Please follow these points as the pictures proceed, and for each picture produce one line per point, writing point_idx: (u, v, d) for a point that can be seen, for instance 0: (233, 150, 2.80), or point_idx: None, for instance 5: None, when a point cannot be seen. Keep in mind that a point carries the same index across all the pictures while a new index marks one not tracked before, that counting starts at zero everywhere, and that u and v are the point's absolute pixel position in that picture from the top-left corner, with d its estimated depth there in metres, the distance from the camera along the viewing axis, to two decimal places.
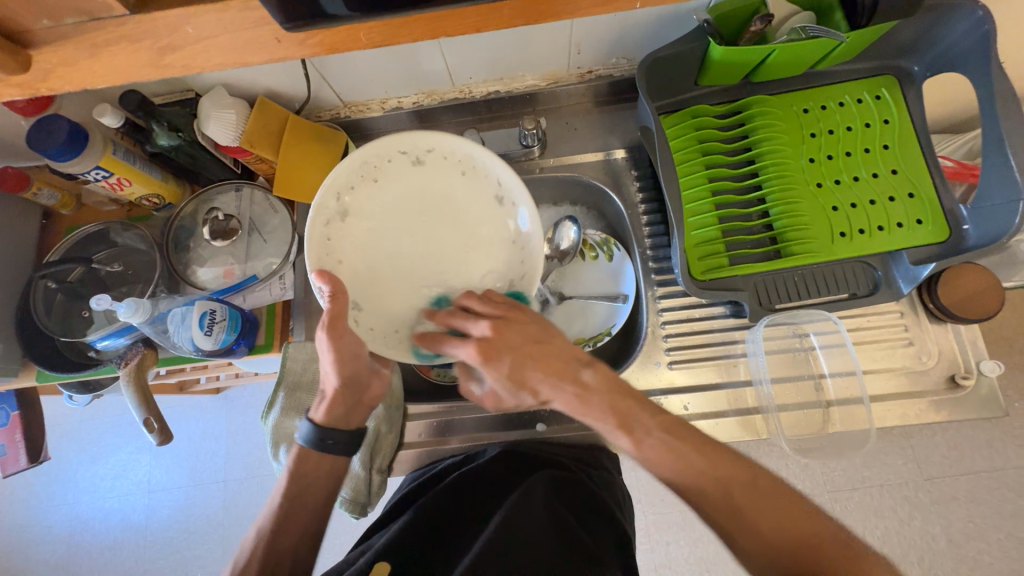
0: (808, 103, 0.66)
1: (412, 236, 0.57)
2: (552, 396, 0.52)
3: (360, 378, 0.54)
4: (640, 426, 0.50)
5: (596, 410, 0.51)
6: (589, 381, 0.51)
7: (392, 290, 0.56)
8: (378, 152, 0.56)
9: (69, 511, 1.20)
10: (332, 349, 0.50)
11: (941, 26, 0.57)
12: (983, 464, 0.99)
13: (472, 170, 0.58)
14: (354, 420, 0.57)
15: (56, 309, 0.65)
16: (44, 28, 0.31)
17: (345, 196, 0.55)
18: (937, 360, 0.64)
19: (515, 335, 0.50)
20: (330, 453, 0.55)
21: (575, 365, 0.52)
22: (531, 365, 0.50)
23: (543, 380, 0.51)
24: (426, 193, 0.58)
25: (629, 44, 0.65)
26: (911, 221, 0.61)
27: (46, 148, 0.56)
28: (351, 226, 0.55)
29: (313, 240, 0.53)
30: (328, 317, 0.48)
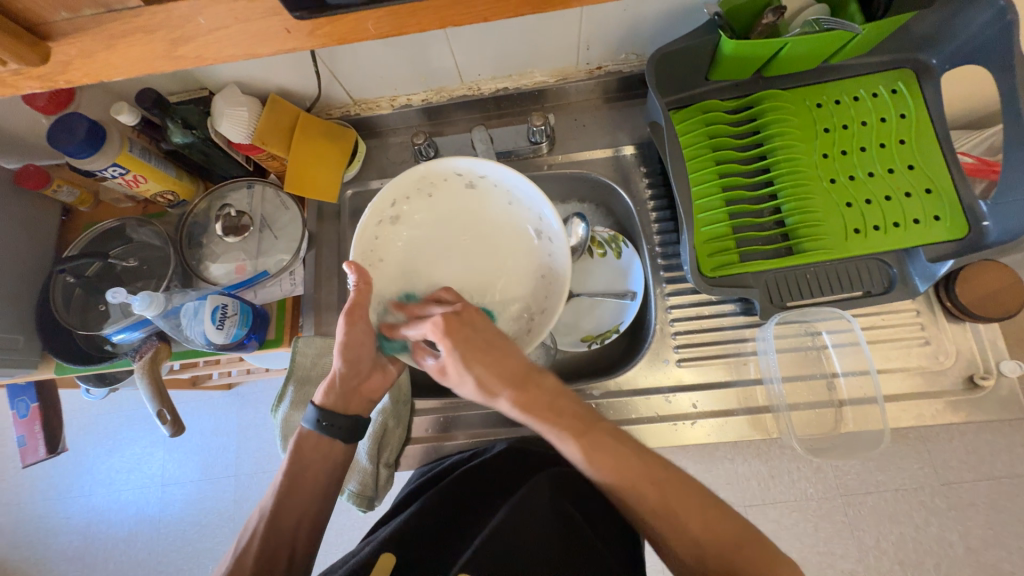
0: (822, 97, 0.65)
1: (453, 254, 0.59)
2: (497, 393, 0.48)
3: (362, 364, 0.55)
4: (592, 430, 0.48)
5: (541, 413, 0.48)
6: (544, 381, 0.49)
7: (417, 297, 0.57)
8: (439, 170, 0.58)
9: (85, 502, 1.23)
10: (343, 335, 0.52)
11: (960, 17, 0.56)
12: (1003, 470, 0.96)
13: (518, 202, 0.58)
14: (351, 405, 0.58)
15: (74, 303, 0.66)
16: (65, 20, 0.32)
17: (400, 204, 0.58)
18: (955, 359, 0.63)
19: (480, 319, 0.50)
20: (331, 436, 0.56)
21: (529, 368, 0.49)
22: (489, 356, 0.48)
23: (494, 375, 0.48)
24: (473, 214, 0.59)
25: (639, 40, 0.65)
26: (928, 217, 0.60)
27: (65, 145, 0.57)
28: (396, 231, 0.58)
29: (364, 238, 0.56)
30: (347, 305, 0.50)
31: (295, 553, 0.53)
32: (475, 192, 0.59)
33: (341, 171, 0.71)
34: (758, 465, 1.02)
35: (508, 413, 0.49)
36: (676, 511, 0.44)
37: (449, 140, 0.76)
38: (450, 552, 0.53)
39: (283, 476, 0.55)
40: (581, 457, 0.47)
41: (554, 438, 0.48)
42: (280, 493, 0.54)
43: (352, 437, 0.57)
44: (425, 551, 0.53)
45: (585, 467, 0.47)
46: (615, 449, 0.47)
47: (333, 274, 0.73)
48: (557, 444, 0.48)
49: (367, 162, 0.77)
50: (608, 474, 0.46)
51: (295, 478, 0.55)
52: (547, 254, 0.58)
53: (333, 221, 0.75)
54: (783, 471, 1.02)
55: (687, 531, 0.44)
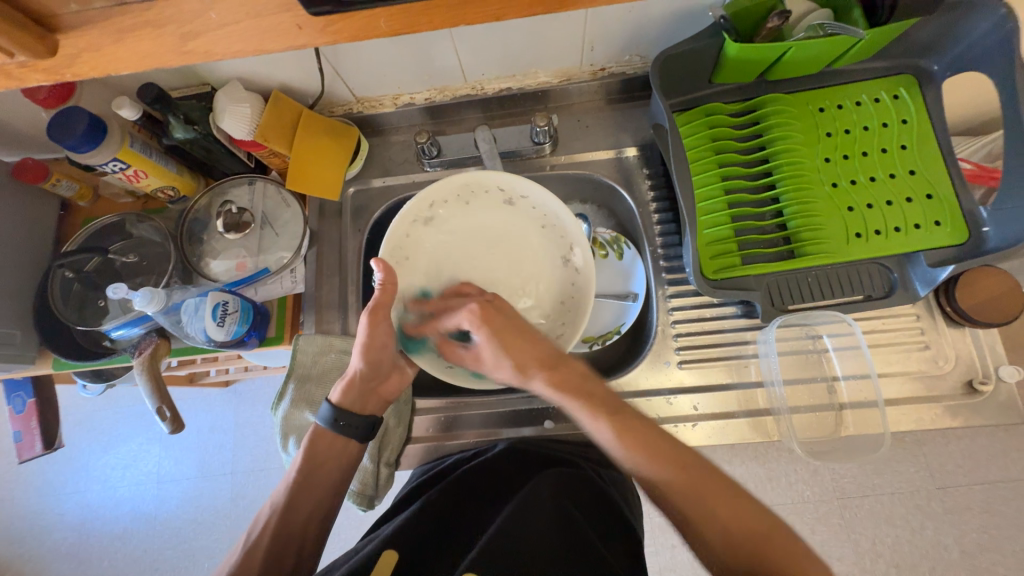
0: (825, 102, 0.65)
1: (479, 263, 0.59)
2: (532, 374, 0.51)
3: (381, 367, 0.56)
4: (622, 412, 0.48)
5: (571, 393, 0.50)
6: (573, 364, 0.52)
7: (436, 299, 0.58)
8: (481, 181, 0.59)
9: (80, 499, 1.22)
10: (366, 335, 0.52)
11: (962, 24, 0.56)
12: (998, 474, 0.97)
13: (551, 225, 0.59)
14: (368, 406, 0.58)
15: (72, 298, 0.66)
16: (72, 13, 0.32)
17: (437, 207, 0.59)
18: (954, 364, 0.63)
19: (509, 309, 0.54)
20: (342, 434, 0.56)
21: (562, 351, 0.53)
22: (524, 340, 0.52)
23: (528, 358, 0.51)
24: (506, 227, 0.60)
25: (643, 42, 0.65)
26: (929, 222, 0.60)
27: (66, 139, 0.57)
28: (427, 232, 0.59)
29: (394, 236, 0.57)
30: (371, 304, 0.51)
31: (303, 548, 0.52)
32: (511, 208, 0.60)
33: (344, 168, 0.71)
34: (755, 468, 1.02)
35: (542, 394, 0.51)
36: (709, 501, 0.43)
37: (452, 139, 0.76)
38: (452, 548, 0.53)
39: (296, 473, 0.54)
40: (613, 440, 0.47)
41: (585, 417, 0.49)
42: (292, 490, 0.54)
43: (366, 435, 0.57)
44: (427, 546, 0.53)
45: (617, 450, 0.47)
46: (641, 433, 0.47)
47: (334, 272, 0.73)
48: (591, 427, 0.49)
49: (370, 161, 0.77)
50: (643, 460, 0.45)
51: (309, 474, 0.55)
52: (570, 278, 0.59)
53: (335, 219, 0.75)
54: (780, 474, 1.02)
55: (719, 521, 0.42)
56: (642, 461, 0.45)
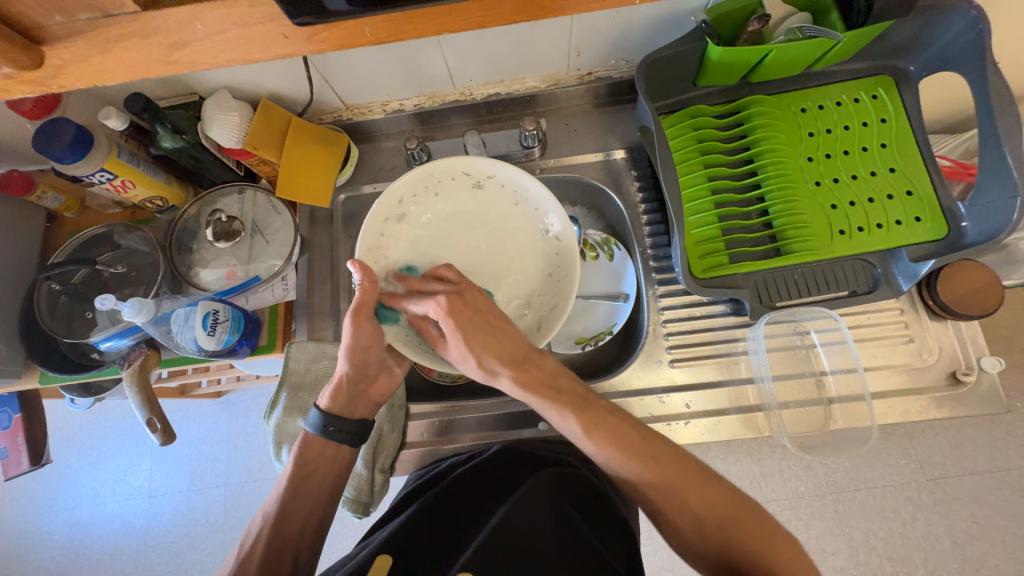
0: (806, 102, 0.66)
1: (459, 249, 0.60)
2: (498, 371, 0.50)
3: (368, 368, 0.55)
4: (591, 408, 0.48)
5: (542, 390, 0.49)
6: (543, 363, 0.51)
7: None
8: (446, 169, 0.59)
9: (69, 516, 1.20)
10: (351, 336, 0.52)
11: (935, 26, 0.58)
12: (985, 464, 0.99)
13: (524, 201, 0.60)
14: (358, 410, 0.57)
15: (59, 310, 0.65)
16: (59, 24, 0.32)
17: (408, 203, 0.59)
18: (938, 356, 0.64)
19: (483, 303, 0.52)
20: (334, 439, 0.55)
21: (530, 348, 0.52)
22: (493, 338, 0.50)
23: (494, 355, 0.50)
24: (479, 211, 0.61)
25: (628, 46, 0.66)
26: (910, 218, 0.62)
27: (51, 150, 0.56)
28: (403, 229, 0.59)
29: (369, 236, 0.57)
30: (353, 306, 0.51)
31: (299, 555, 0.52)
32: (481, 191, 0.60)
33: (334, 176, 0.71)
34: (749, 465, 1.03)
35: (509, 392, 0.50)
36: (679, 492, 0.44)
37: (442, 144, 0.76)
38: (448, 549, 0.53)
39: (290, 477, 0.53)
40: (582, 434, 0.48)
41: (554, 416, 0.49)
42: (286, 494, 0.53)
43: (356, 440, 0.56)
44: (422, 550, 0.53)
45: (585, 446, 0.47)
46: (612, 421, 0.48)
47: (325, 278, 0.73)
48: (559, 422, 0.49)
49: (360, 167, 0.77)
50: (613, 454, 0.46)
51: (304, 477, 0.54)
52: (556, 251, 0.59)
53: (326, 226, 0.75)
54: (774, 470, 1.03)
55: (690, 508, 0.44)
56: (611, 456, 0.46)
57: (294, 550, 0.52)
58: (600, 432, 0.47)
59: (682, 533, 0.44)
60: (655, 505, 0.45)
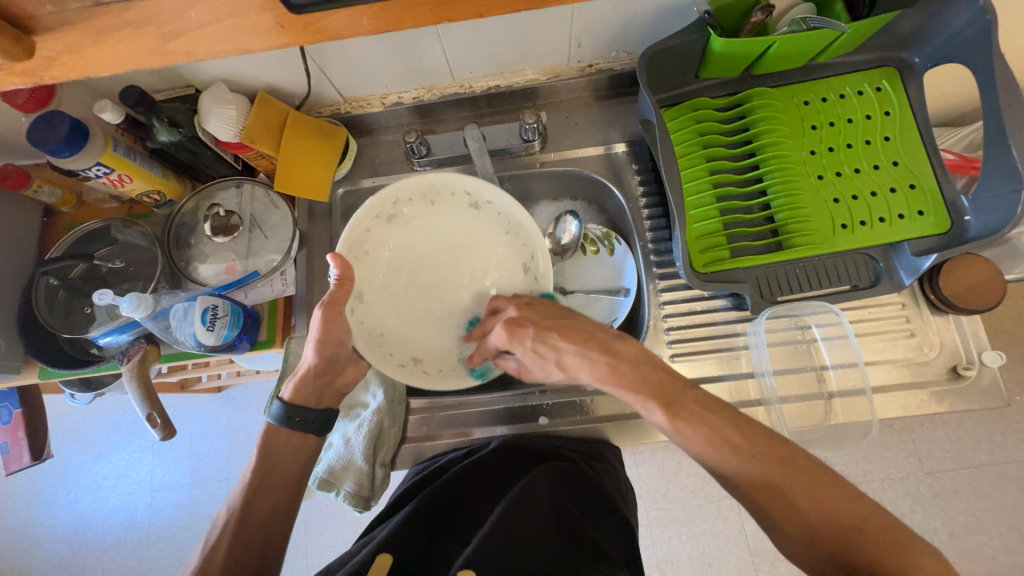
0: (809, 95, 0.66)
1: (440, 265, 0.62)
2: (577, 371, 0.51)
3: (336, 361, 0.55)
4: (677, 401, 0.48)
5: (626, 382, 0.49)
6: (623, 351, 0.51)
7: (391, 295, 0.60)
8: (448, 183, 0.61)
9: (71, 510, 1.20)
10: (320, 330, 0.51)
11: (942, 17, 0.57)
12: (984, 458, 0.99)
13: (516, 232, 0.61)
14: (322, 400, 0.57)
15: (58, 305, 0.64)
16: (50, 14, 0.32)
17: (402, 205, 0.60)
18: (939, 351, 0.64)
19: (541, 313, 0.53)
20: (296, 430, 0.55)
21: (603, 338, 0.52)
22: (559, 342, 0.51)
23: (569, 354, 0.51)
24: (472, 231, 0.62)
25: (629, 38, 0.65)
26: (913, 212, 0.61)
27: (47, 144, 0.56)
28: (388, 230, 0.60)
29: (354, 232, 0.57)
30: (326, 299, 0.50)
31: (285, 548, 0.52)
32: (477, 213, 0.62)
33: (332, 170, 0.71)
34: None
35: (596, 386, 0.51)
36: (790, 490, 0.43)
37: (441, 138, 0.75)
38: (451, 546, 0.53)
39: (256, 464, 0.54)
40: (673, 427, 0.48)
41: (643, 410, 0.49)
42: (252, 481, 0.53)
43: (323, 430, 0.56)
44: (424, 545, 0.53)
45: (674, 438, 0.48)
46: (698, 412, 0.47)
47: (324, 273, 0.73)
48: (643, 411, 0.49)
49: (358, 161, 0.76)
50: (705, 448, 0.46)
51: (271, 465, 0.54)
52: (529, 290, 0.61)
53: (324, 220, 0.75)
54: None
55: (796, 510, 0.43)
56: (704, 450, 0.46)
57: (266, 532, 0.52)
58: (685, 422, 0.47)
59: (791, 537, 0.43)
60: (758, 504, 0.45)
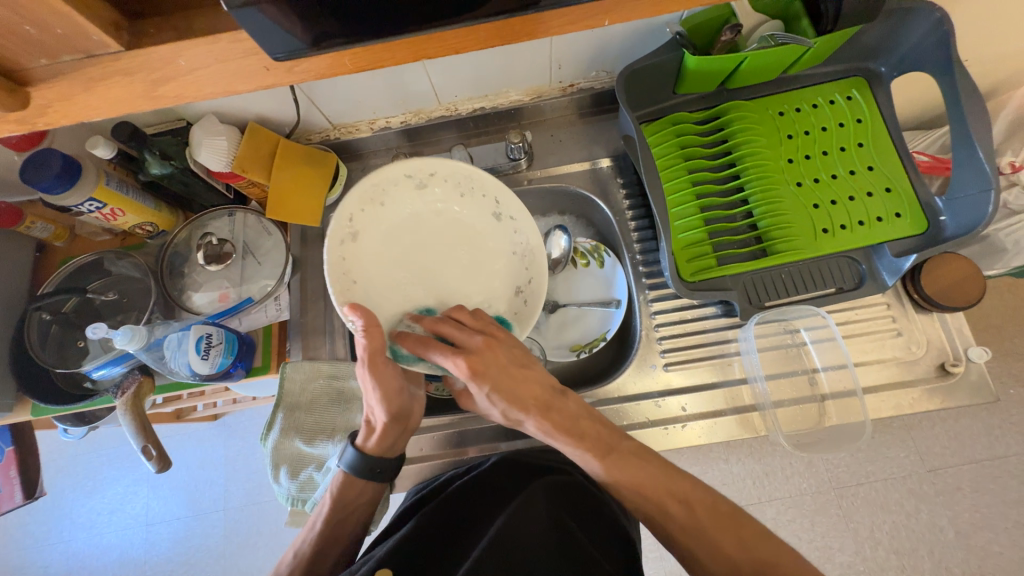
0: (783, 106, 0.68)
1: (443, 250, 0.61)
2: (524, 418, 0.53)
3: (404, 409, 0.57)
4: (614, 450, 0.51)
5: (565, 435, 0.52)
6: (564, 407, 0.53)
7: (380, 250, 0.58)
8: (488, 185, 0.60)
9: (64, 549, 1.17)
10: (375, 386, 0.53)
11: (903, 29, 0.60)
12: (983, 453, 1.00)
13: (523, 255, 0.61)
14: (398, 445, 0.59)
15: (50, 340, 0.64)
16: (43, 66, 0.32)
17: (433, 178, 0.59)
18: (926, 349, 0.65)
19: (503, 355, 0.52)
20: (375, 479, 0.58)
21: (553, 395, 0.53)
22: (511, 392, 0.52)
23: (517, 405, 0.53)
24: (486, 235, 0.61)
25: (608, 58, 0.67)
26: (890, 214, 0.63)
27: (40, 181, 0.56)
28: (409, 195, 0.59)
29: (382, 178, 0.56)
30: (365, 356, 0.51)
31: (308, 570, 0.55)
32: (497, 222, 0.61)
33: (322, 195, 0.72)
34: (751, 464, 1.03)
35: (537, 433, 0.54)
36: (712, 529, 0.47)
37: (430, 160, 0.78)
38: (456, 551, 0.54)
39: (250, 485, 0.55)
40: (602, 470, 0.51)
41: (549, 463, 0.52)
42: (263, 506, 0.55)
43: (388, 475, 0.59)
44: (425, 555, 0.53)
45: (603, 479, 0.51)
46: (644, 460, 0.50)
47: (319, 296, 0.73)
48: (581, 460, 0.52)
49: (349, 185, 0.78)
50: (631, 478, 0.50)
51: None
52: (514, 309, 0.61)
53: (317, 244, 0.76)
54: (776, 468, 1.03)
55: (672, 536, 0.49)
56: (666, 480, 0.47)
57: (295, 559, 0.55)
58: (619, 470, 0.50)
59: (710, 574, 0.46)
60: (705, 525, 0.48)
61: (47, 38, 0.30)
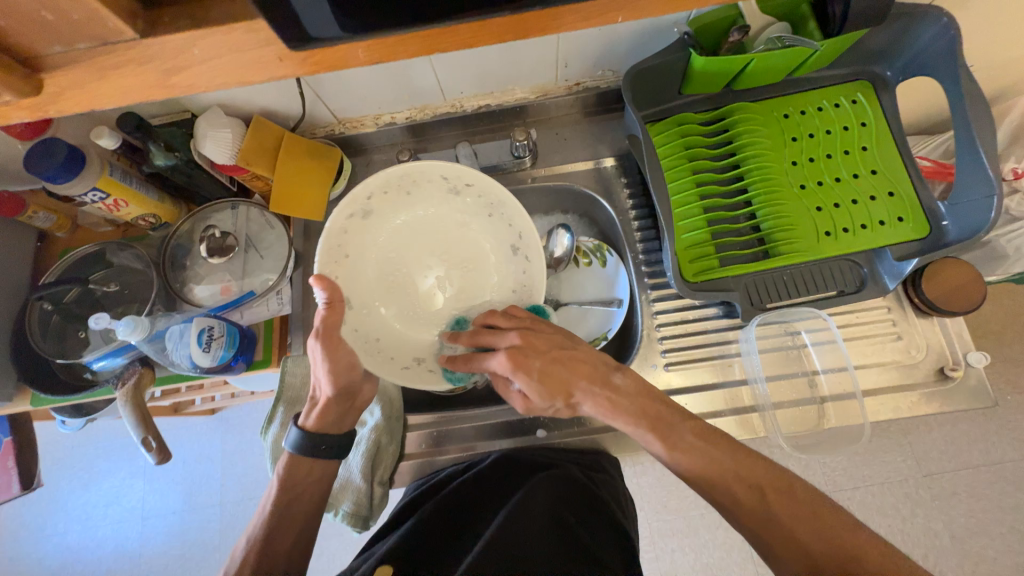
0: (789, 108, 0.68)
1: (447, 257, 0.63)
2: (582, 401, 0.54)
3: (353, 387, 0.54)
4: (673, 432, 0.51)
5: (626, 414, 0.52)
6: (617, 382, 0.53)
7: (388, 237, 0.61)
8: (514, 215, 0.58)
9: (58, 541, 1.17)
10: (325, 360, 0.50)
11: (909, 33, 0.60)
12: (980, 458, 1.00)
13: (519, 290, 0.61)
14: (344, 423, 0.57)
15: (51, 330, 0.64)
16: (57, 53, 0.32)
17: (465, 189, 0.59)
18: (926, 353, 0.66)
19: (542, 342, 0.53)
20: (322, 456, 0.56)
21: (607, 369, 0.54)
22: (563, 374, 0.53)
23: (577, 389, 0.53)
24: (494, 261, 0.62)
25: (614, 57, 0.67)
26: (893, 218, 0.63)
27: (44, 170, 0.56)
28: (438, 195, 0.61)
29: (415, 170, 0.58)
30: (320, 328, 0.49)
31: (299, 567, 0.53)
32: (512, 253, 0.61)
33: (326, 190, 0.72)
34: None
35: (596, 414, 0.54)
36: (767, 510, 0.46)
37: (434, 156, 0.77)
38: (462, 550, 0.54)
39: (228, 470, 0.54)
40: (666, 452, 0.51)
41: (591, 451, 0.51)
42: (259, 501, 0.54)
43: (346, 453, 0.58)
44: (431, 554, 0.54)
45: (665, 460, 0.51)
46: (698, 444, 0.51)
47: None
48: (644, 441, 0.53)
49: (353, 180, 0.78)
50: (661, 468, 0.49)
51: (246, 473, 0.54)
52: None
53: (320, 238, 0.76)
54: None
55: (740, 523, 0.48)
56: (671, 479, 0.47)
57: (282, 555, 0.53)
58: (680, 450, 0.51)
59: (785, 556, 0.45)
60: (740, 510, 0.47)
61: (63, 24, 0.30)
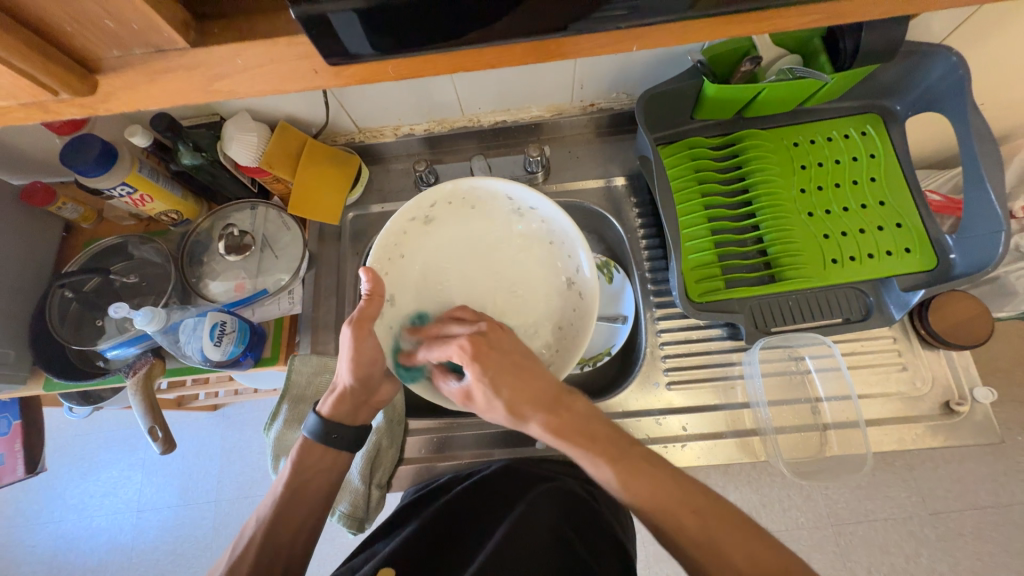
0: (799, 137, 0.69)
1: (497, 279, 0.62)
2: (528, 418, 0.50)
3: (371, 382, 0.55)
4: (633, 461, 0.48)
5: (575, 436, 0.49)
6: (574, 406, 0.51)
7: (441, 247, 0.62)
8: (575, 251, 0.59)
9: (54, 529, 1.18)
10: (352, 349, 0.51)
11: (920, 70, 0.61)
12: (987, 500, 0.98)
13: (563, 328, 0.60)
14: (358, 416, 0.58)
15: (70, 316, 0.66)
16: (114, 56, 0.35)
17: (526, 214, 0.61)
18: (932, 385, 0.65)
19: (507, 341, 0.51)
20: (335, 446, 0.56)
21: (561, 391, 0.51)
22: (521, 378, 0.50)
23: (524, 399, 0.49)
24: (544, 294, 0.61)
25: (629, 81, 0.70)
26: (900, 249, 0.64)
27: (78, 164, 0.59)
28: (499, 216, 0.62)
29: (481, 188, 0.61)
30: (357, 316, 0.50)
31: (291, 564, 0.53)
32: (566, 286, 0.61)
33: (345, 195, 0.74)
34: (749, 494, 1.02)
35: (539, 436, 0.50)
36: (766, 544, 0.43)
37: (449, 167, 0.80)
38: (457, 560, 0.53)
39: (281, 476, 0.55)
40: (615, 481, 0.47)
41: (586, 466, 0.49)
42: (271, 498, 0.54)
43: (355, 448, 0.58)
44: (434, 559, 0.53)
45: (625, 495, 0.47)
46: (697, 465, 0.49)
47: (331, 293, 0.75)
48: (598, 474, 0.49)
49: (369, 186, 0.80)
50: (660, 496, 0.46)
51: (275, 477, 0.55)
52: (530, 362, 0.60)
53: (334, 241, 0.78)
54: (774, 499, 1.02)
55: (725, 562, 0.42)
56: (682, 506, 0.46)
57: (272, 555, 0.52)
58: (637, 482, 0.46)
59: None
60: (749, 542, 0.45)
61: (121, 30, 0.33)
